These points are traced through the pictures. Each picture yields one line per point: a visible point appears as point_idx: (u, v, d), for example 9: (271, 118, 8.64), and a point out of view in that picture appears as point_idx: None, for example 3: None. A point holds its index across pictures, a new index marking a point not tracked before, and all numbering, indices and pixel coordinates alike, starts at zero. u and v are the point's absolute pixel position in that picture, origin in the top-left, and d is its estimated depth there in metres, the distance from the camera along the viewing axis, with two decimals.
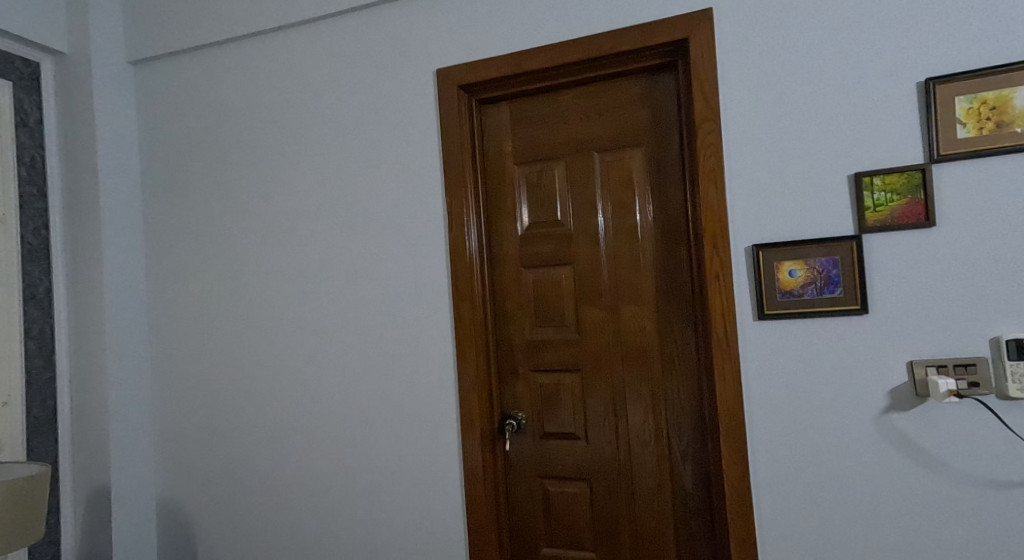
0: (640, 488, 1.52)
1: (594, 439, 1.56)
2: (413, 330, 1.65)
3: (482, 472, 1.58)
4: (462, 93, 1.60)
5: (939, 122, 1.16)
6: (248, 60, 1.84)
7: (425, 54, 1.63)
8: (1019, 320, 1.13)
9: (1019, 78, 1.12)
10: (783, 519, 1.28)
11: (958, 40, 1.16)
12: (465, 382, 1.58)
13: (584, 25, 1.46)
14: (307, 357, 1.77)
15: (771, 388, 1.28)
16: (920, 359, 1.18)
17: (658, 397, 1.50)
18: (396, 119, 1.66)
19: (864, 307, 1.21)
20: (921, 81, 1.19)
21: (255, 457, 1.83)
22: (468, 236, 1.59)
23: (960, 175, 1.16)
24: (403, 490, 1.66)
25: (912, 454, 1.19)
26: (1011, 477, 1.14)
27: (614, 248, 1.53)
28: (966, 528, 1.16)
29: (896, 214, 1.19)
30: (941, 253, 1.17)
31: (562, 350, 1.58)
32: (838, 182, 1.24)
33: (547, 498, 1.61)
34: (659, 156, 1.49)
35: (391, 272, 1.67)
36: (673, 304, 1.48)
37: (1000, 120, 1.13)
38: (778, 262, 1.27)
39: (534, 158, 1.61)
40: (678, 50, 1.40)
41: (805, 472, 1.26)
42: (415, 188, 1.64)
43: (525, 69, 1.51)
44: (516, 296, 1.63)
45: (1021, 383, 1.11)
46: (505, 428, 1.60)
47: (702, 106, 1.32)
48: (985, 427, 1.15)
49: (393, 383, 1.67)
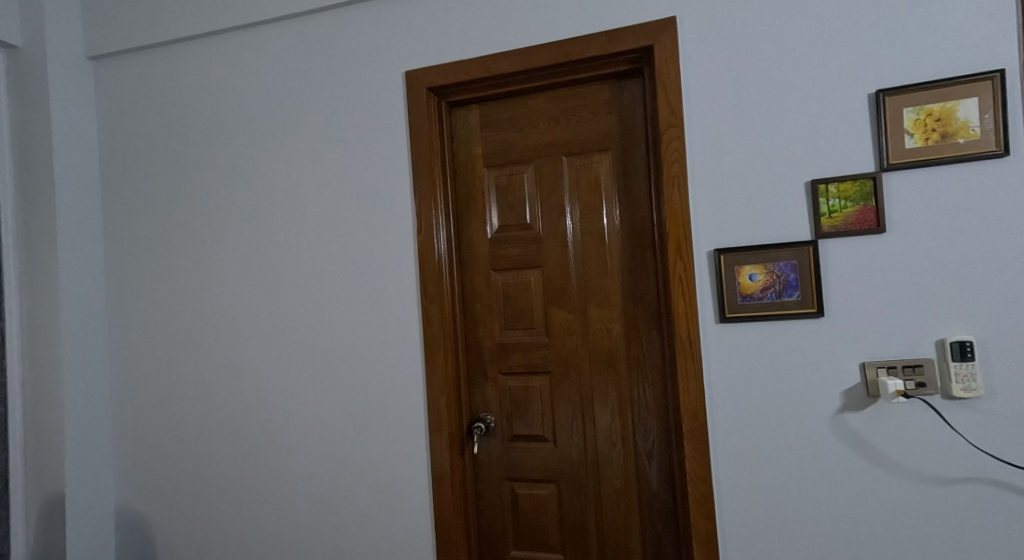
0: (607, 489, 1.54)
1: (562, 441, 1.57)
2: (380, 333, 1.63)
3: (450, 475, 1.57)
4: (431, 95, 1.60)
5: (889, 132, 1.21)
6: (213, 57, 1.81)
7: (393, 55, 1.62)
8: (962, 322, 1.18)
9: (962, 91, 1.17)
10: (744, 517, 1.31)
11: (906, 54, 1.21)
12: (433, 385, 1.57)
13: (551, 30, 1.47)
14: (272, 361, 1.74)
15: (732, 389, 1.31)
16: (871, 361, 1.23)
17: (625, 399, 1.52)
18: (364, 121, 1.65)
19: (819, 310, 1.25)
20: (873, 93, 1.23)
21: (218, 463, 1.79)
22: (437, 238, 1.59)
23: (908, 183, 1.21)
24: (370, 495, 1.64)
25: (864, 452, 1.23)
26: (957, 473, 1.18)
27: (582, 250, 1.55)
28: (914, 523, 1.20)
29: (849, 221, 1.23)
30: (891, 258, 1.22)
31: (531, 353, 1.59)
32: (796, 188, 1.28)
33: (515, 500, 1.61)
34: (625, 161, 1.51)
35: (358, 275, 1.65)
36: (639, 306, 1.51)
37: (945, 131, 1.18)
38: (739, 266, 1.30)
39: (503, 161, 1.61)
40: (643, 57, 1.43)
41: (764, 472, 1.29)
42: (384, 190, 1.63)
43: (493, 72, 1.52)
44: (485, 298, 1.63)
45: (964, 383, 1.16)
46: (474, 431, 1.60)
47: (666, 112, 1.35)
48: (931, 425, 1.20)
49: (360, 387, 1.65)
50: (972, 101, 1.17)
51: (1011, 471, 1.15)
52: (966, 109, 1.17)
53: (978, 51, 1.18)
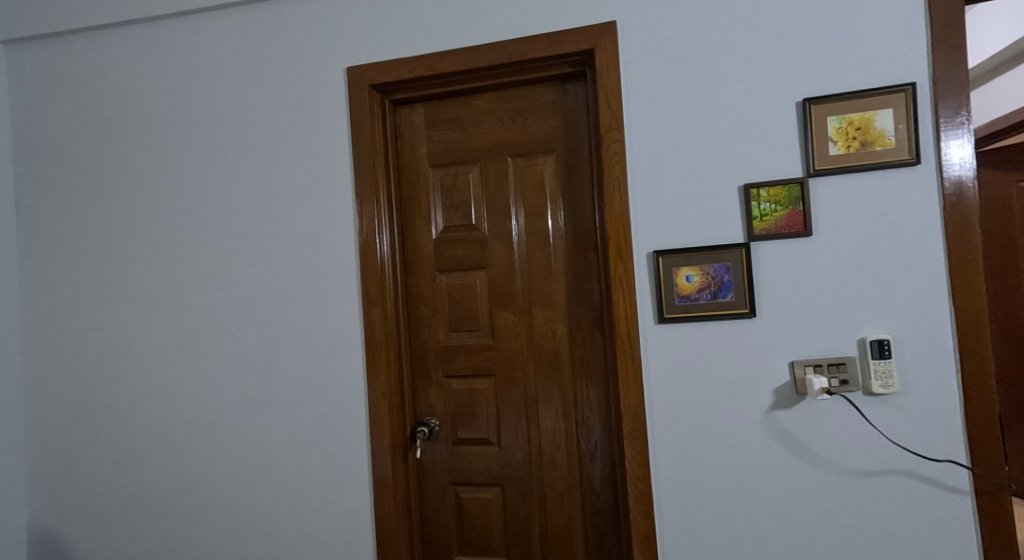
0: (551, 490, 1.54)
1: (507, 444, 1.56)
2: (320, 338, 1.58)
3: (393, 481, 1.53)
4: (373, 92, 1.56)
5: (815, 139, 1.26)
6: (140, 45, 1.70)
7: (334, 50, 1.57)
8: (881, 322, 1.24)
9: (879, 102, 1.23)
10: (682, 515, 1.33)
11: (831, 65, 1.27)
12: (375, 389, 1.53)
13: (495, 30, 1.46)
14: (205, 368, 1.65)
15: (671, 388, 1.34)
16: (799, 359, 1.28)
17: (569, 400, 1.52)
18: (303, 117, 1.59)
19: (751, 310, 1.29)
20: (800, 101, 1.28)
21: (143, 477, 1.69)
22: (379, 239, 1.55)
23: (833, 190, 1.26)
24: (309, 505, 1.58)
25: (792, 448, 1.28)
26: (876, 466, 1.25)
27: (527, 252, 1.54)
28: (838, 514, 1.26)
29: (779, 224, 1.28)
30: (817, 261, 1.27)
31: (475, 355, 1.57)
32: (730, 192, 1.31)
33: (459, 504, 1.59)
34: (570, 164, 1.51)
35: (297, 277, 1.59)
36: (582, 308, 1.51)
37: (865, 140, 1.24)
38: (676, 267, 1.33)
39: (449, 161, 1.59)
40: (585, 60, 1.44)
41: (701, 471, 1.32)
42: (324, 189, 1.58)
43: (437, 71, 1.49)
44: (430, 300, 1.60)
45: (882, 380, 1.22)
46: (417, 436, 1.57)
47: (607, 115, 1.36)
48: (854, 421, 1.25)
49: (300, 393, 1.59)
50: (888, 111, 1.23)
51: (924, 462, 1.22)
52: (883, 119, 1.23)
53: (895, 64, 1.24)
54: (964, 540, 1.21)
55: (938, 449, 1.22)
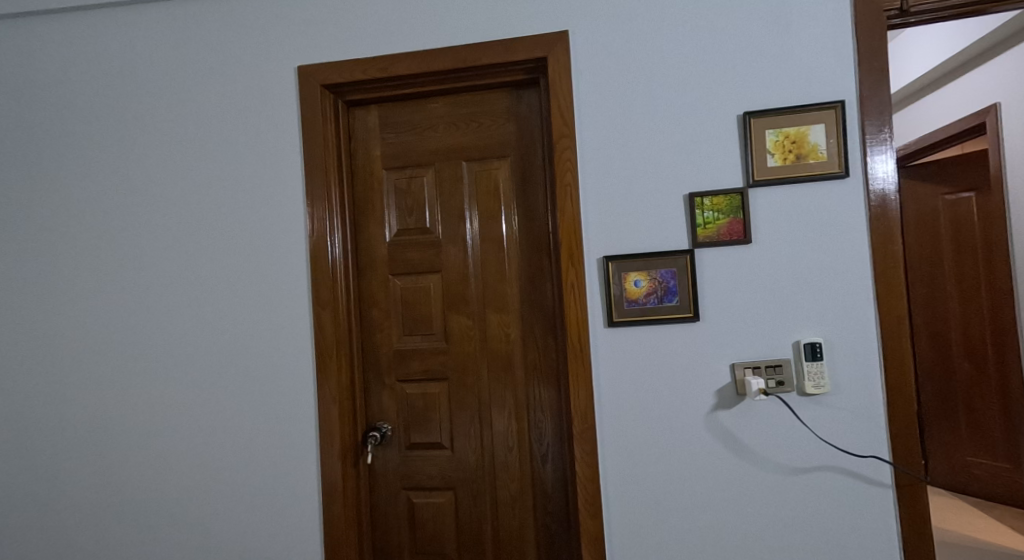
0: (504, 494, 1.54)
1: (459, 448, 1.56)
2: (268, 342, 1.54)
3: (343, 488, 1.51)
4: (326, 93, 1.54)
5: (754, 151, 1.32)
6: (75, 35, 1.63)
7: (283, 48, 1.54)
8: (815, 326, 1.31)
9: (813, 117, 1.30)
10: (629, 514, 1.36)
11: (769, 81, 1.33)
12: (326, 394, 1.51)
13: (448, 34, 1.47)
14: (144, 374, 1.59)
15: (619, 391, 1.37)
16: (740, 361, 1.33)
17: (522, 403, 1.54)
18: (251, 117, 1.56)
19: (695, 314, 1.34)
20: (740, 115, 1.34)
21: (77, 490, 1.61)
22: (331, 241, 1.53)
23: (771, 199, 1.32)
24: (255, 514, 1.54)
25: (733, 447, 1.33)
26: (810, 463, 1.31)
27: (481, 256, 1.55)
28: (775, 509, 1.32)
29: (721, 232, 1.33)
30: (757, 267, 1.33)
31: (428, 359, 1.57)
32: (675, 201, 1.36)
33: (412, 510, 1.58)
34: (523, 169, 1.53)
35: (244, 280, 1.55)
36: (535, 312, 1.53)
37: (799, 153, 1.31)
38: (625, 272, 1.36)
39: (403, 164, 1.58)
40: (538, 68, 1.46)
41: (647, 471, 1.36)
42: (273, 190, 1.54)
43: (390, 73, 1.49)
44: (383, 303, 1.59)
45: (815, 381, 1.28)
46: (368, 441, 1.55)
47: (559, 123, 1.38)
48: (789, 420, 1.31)
49: (246, 399, 1.55)
50: (821, 127, 1.30)
51: (854, 459, 1.29)
52: (816, 133, 1.30)
53: (827, 82, 1.31)
54: (889, 532, 1.28)
55: (866, 446, 1.29)
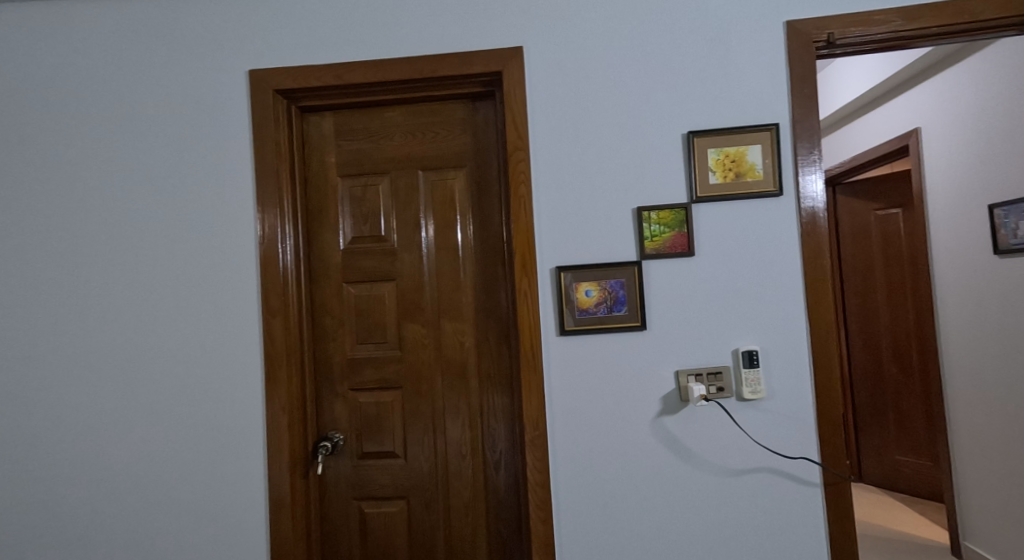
0: (456, 502, 1.55)
1: (413, 456, 1.56)
2: (215, 351, 1.50)
3: (292, 500, 1.48)
4: (279, 97, 1.52)
5: (697, 168, 1.39)
6: (11, 29, 1.56)
7: (235, 51, 1.52)
8: (753, 335, 1.38)
9: (750, 138, 1.39)
10: (579, 518, 1.39)
11: (711, 102, 1.40)
12: (275, 404, 1.48)
13: (404, 45, 1.48)
14: (81, 384, 1.52)
15: (571, 397, 1.40)
16: (684, 369, 1.39)
17: (475, 411, 1.55)
18: (200, 120, 1.52)
19: (642, 323, 1.39)
20: (685, 134, 1.40)
21: (5, 504, 1.53)
22: (282, 248, 1.51)
23: (713, 214, 1.40)
24: (198, 527, 1.49)
25: (678, 451, 1.39)
26: (748, 465, 1.38)
27: (437, 265, 1.56)
28: (716, 510, 1.38)
29: (667, 245, 1.39)
30: (701, 278, 1.39)
31: (382, 368, 1.56)
32: (624, 214, 1.41)
33: (363, 520, 1.57)
34: (479, 180, 1.56)
35: (190, 287, 1.51)
36: (489, 320, 1.55)
37: (738, 171, 1.38)
38: (577, 282, 1.41)
39: (359, 171, 1.58)
40: (494, 82, 1.49)
41: (596, 476, 1.39)
42: (222, 196, 1.51)
43: (345, 81, 1.49)
44: (337, 311, 1.58)
45: (752, 386, 1.36)
46: (319, 451, 1.53)
47: (514, 136, 1.42)
48: (729, 425, 1.38)
49: (191, 411, 1.50)
50: (757, 147, 1.39)
51: (788, 461, 1.37)
52: (753, 153, 1.38)
53: (763, 105, 1.40)
54: (819, 528, 1.36)
55: (799, 448, 1.37)
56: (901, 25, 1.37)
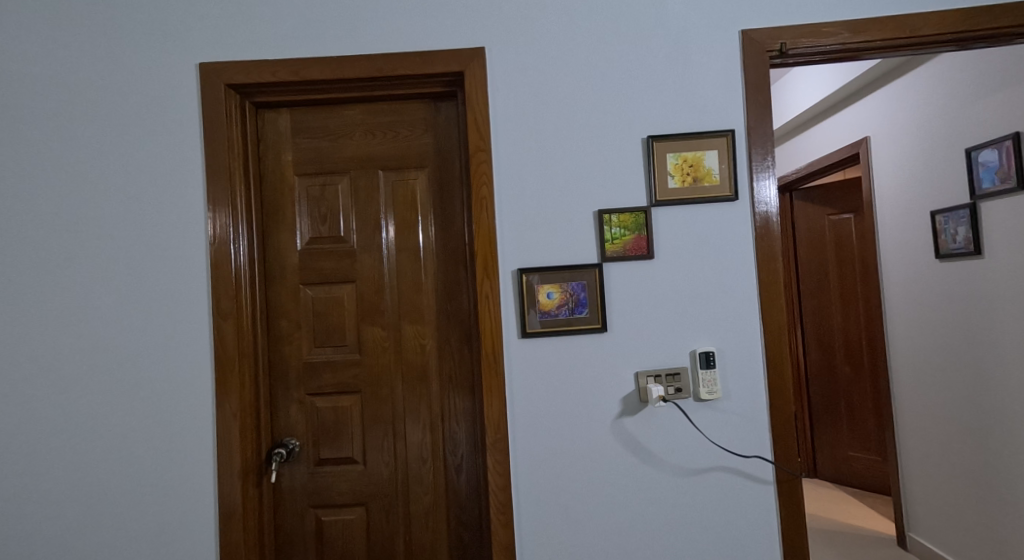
0: (416, 507, 1.53)
1: (372, 462, 1.53)
2: (162, 357, 1.44)
3: (243, 509, 1.43)
4: (231, 92, 1.47)
5: (657, 172, 1.41)
6: None
7: (185, 44, 1.46)
8: (710, 336, 1.41)
9: (707, 143, 1.41)
10: (540, 520, 1.39)
11: (669, 107, 1.43)
12: (227, 409, 1.43)
13: (363, 42, 1.45)
14: (13, 391, 1.43)
15: (532, 399, 1.40)
16: (643, 370, 1.40)
17: (436, 415, 1.53)
18: (147, 114, 1.46)
19: (602, 325, 1.40)
20: (645, 138, 1.42)
21: None
22: (235, 248, 1.46)
23: (672, 218, 1.42)
24: (143, 539, 1.42)
25: (637, 452, 1.40)
26: (705, 464, 1.40)
27: (397, 267, 1.54)
28: (674, 509, 1.40)
29: (627, 248, 1.41)
30: (660, 281, 1.41)
31: (340, 372, 1.52)
32: (585, 216, 1.42)
33: (319, 529, 1.52)
34: (441, 181, 1.54)
35: (135, 290, 1.44)
36: (451, 323, 1.53)
37: (696, 175, 1.41)
38: (538, 285, 1.41)
39: (317, 170, 1.54)
40: (456, 82, 1.48)
41: (557, 479, 1.40)
42: (169, 195, 1.45)
43: (302, 78, 1.45)
44: (293, 314, 1.53)
45: (709, 387, 1.38)
46: (273, 458, 1.48)
47: (476, 137, 1.41)
48: (686, 425, 1.40)
49: (135, 418, 1.43)
50: (714, 153, 1.42)
51: (743, 459, 1.40)
52: (710, 158, 1.41)
53: (720, 112, 1.43)
54: (772, 525, 1.39)
55: (753, 447, 1.40)
56: (849, 37, 1.42)
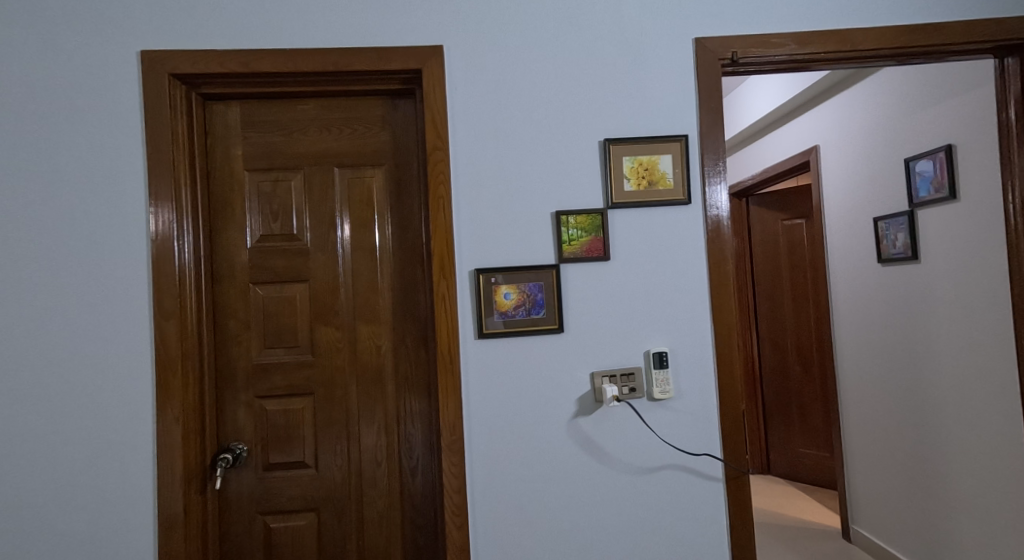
0: (370, 511, 1.50)
1: (324, 466, 1.49)
2: (96, 359, 1.36)
3: (186, 518, 1.37)
4: (176, 82, 1.41)
5: (613, 175, 1.43)
6: None
7: (125, 29, 1.39)
8: (664, 336, 1.44)
9: (662, 147, 1.44)
10: (495, 522, 1.38)
11: (626, 111, 1.45)
12: (169, 414, 1.36)
13: (316, 35, 1.41)
14: None
15: (488, 399, 1.39)
16: (599, 371, 1.42)
17: (392, 417, 1.50)
18: (83, 101, 1.38)
19: (559, 326, 1.40)
20: (602, 141, 1.44)
21: None
22: (179, 245, 1.40)
23: (628, 220, 1.44)
24: (74, 551, 1.35)
25: (592, 452, 1.41)
26: (657, 463, 1.42)
27: (353, 266, 1.50)
28: (628, 508, 1.41)
29: (583, 249, 1.42)
30: (616, 282, 1.43)
31: (292, 373, 1.48)
32: (542, 217, 1.42)
33: (268, 535, 1.47)
34: (398, 179, 1.52)
35: (68, 288, 1.36)
36: (407, 323, 1.51)
37: (651, 179, 1.43)
38: (495, 285, 1.40)
39: (269, 165, 1.49)
40: (414, 80, 1.46)
41: (511, 480, 1.39)
42: (107, 188, 1.38)
43: (252, 69, 1.40)
44: (242, 315, 1.48)
45: (661, 386, 1.41)
46: (218, 464, 1.42)
47: (433, 136, 1.40)
48: (638, 425, 1.42)
49: (66, 423, 1.35)
50: (668, 157, 1.44)
51: (694, 458, 1.43)
52: (665, 162, 1.44)
53: (674, 117, 1.46)
54: (721, 521, 1.43)
55: (704, 445, 1.43)
56: (796, 49, 1.47)
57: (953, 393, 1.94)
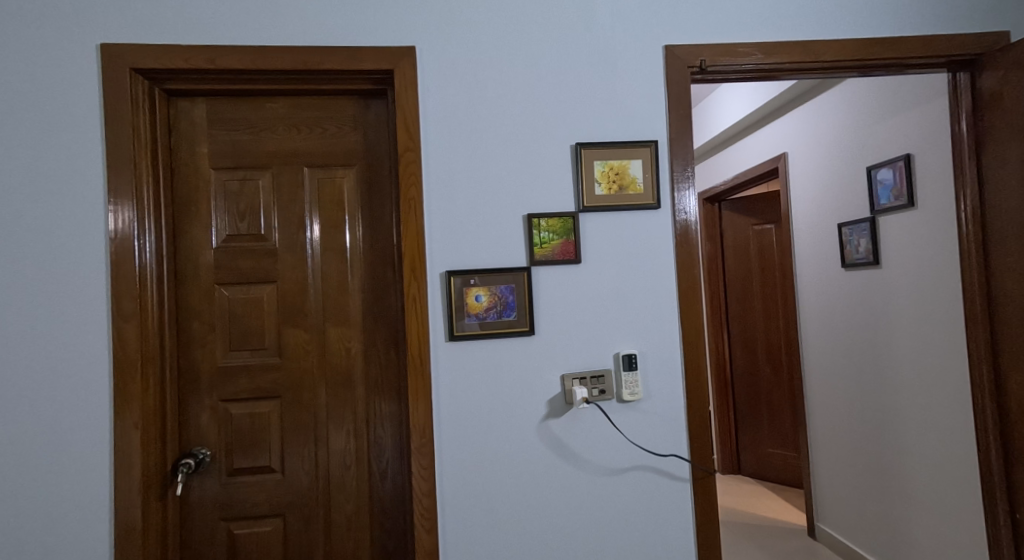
0: (338, 516, 1.47)
1: (291, 471, 1.46)
2: (50, 361, 1.31)
3: (144, 526, 1.33)
4: (138, 77, 1.37)
5: (585, 178, 1.44)
6: None
7: (84, 22, 1.35)
8: (633, 339, 1.45)
9: (632, 152, 1.46)
10: (465, 524, 1.38)
11: (597, 116, 1.46)
12: (127, 418, 1.32)
13: (286, 33, 1.39)
14: None
15: (459, 402, 1.39)
16: (570, 373, 1.42)
17: (362, 421, 1.49)
18: (38, 94, 1.33)
19: (530, 328, 1.41)
20: (574, 145, 1.45)
21: None
22: (139, 245, 1.36)
23: (599, 223, 1.45)
24: None
25: (562, 454, 1.42)
26: (626, 464, 1.44)
27: (323, 267, 1.48)
28: (597, 509, 1.42)
29: (555, 252, 1.42)
30: (587, 284, 1.44)
31: (258, 377, 1.45)
32: (514, 220, 1.42)
33: (232, 542, 1.44)
34: (370, 179, 1.50)
35: (20, 288, 1.31)
36: (378, 325, 1.49)
37: (622, 183, 1.45)
38: (467, 287, 1.40)
39: (236, 164, 1.46)
40: (386, 80, 1.45)
41: (481, 482, 1.39)
42: (63, 185, 1.33)
43: (218, 66, 1.37)
44: (206, 316, 1.44)
45: (631, 388, 1.42)
46: (179, 470, 1.38)
47: (405, 137, 1.39)
48: (608, 427, 1.44)
49: (17, 428, 1.30)
50: (638, 162, 1.46)
51: (662, 458, 1.45)
52: (635, 167, 1.46)
53: (645, 123, 1.48)
54: (688, 520, 1.45)
55: (672, 446, 1.45)
56: (762, 58, 1.51)
57: (911, 394, 2.01)
